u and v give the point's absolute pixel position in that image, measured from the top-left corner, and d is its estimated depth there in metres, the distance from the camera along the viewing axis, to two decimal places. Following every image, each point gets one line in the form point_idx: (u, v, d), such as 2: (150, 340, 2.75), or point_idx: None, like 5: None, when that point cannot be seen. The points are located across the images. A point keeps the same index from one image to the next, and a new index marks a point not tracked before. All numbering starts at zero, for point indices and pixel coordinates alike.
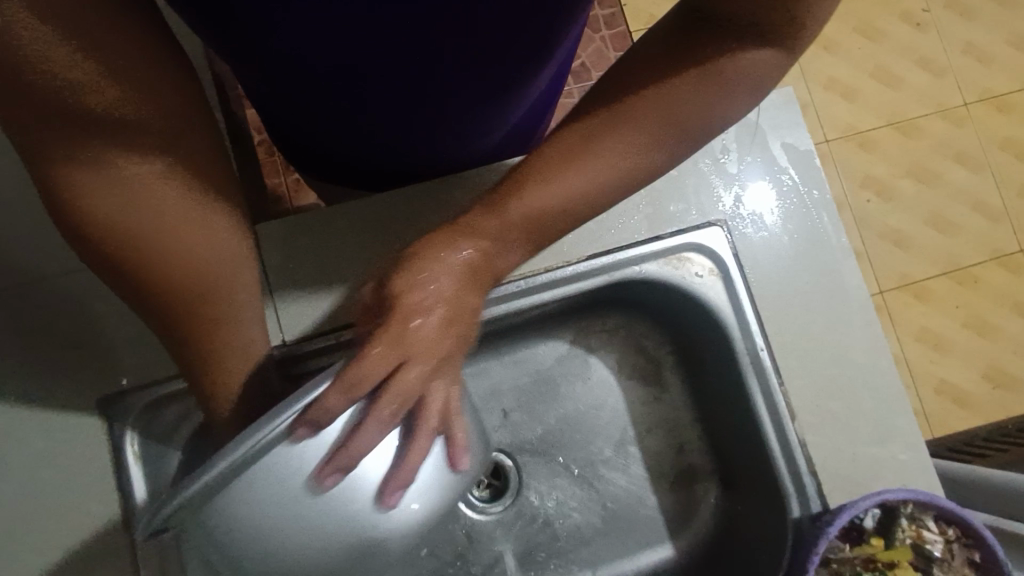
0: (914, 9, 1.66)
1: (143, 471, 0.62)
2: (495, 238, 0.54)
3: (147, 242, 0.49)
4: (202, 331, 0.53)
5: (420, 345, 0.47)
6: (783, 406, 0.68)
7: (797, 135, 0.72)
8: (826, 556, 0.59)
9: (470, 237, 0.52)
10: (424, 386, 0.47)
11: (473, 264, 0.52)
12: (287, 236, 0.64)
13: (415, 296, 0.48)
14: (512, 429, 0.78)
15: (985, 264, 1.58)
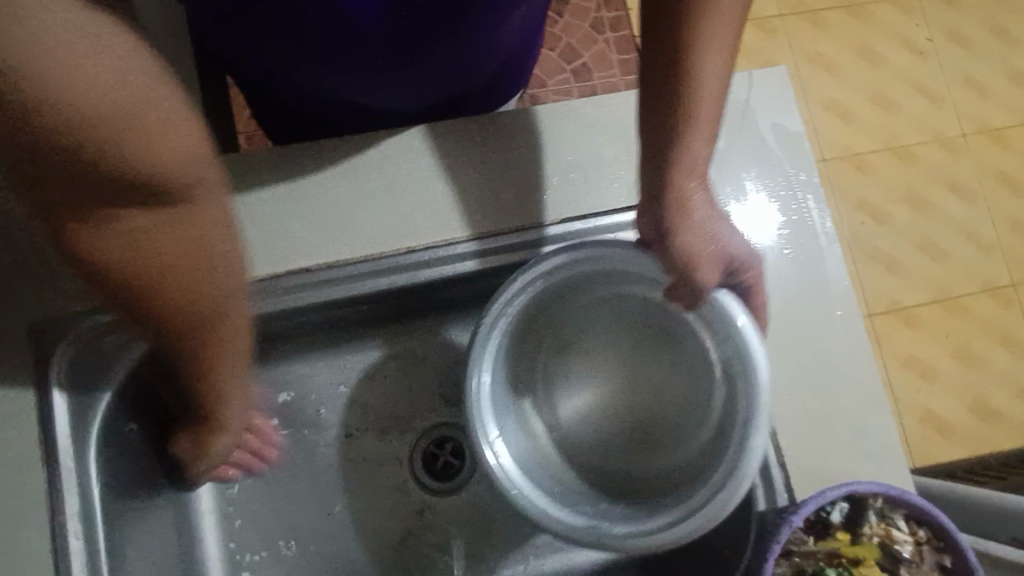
0: (916, 37, 1.66)
1: (70, 405, 0.57)
2: (700, 144, 0.58)
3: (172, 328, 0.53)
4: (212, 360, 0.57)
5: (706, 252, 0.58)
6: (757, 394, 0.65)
7: (786, 117, 0.71)
8: (789, 548, 0.56)
9: (682, 162, 0.58)
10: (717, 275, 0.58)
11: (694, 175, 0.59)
12: (250, 171, 0.63)
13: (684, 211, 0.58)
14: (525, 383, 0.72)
15: (975, 295, 1.56)
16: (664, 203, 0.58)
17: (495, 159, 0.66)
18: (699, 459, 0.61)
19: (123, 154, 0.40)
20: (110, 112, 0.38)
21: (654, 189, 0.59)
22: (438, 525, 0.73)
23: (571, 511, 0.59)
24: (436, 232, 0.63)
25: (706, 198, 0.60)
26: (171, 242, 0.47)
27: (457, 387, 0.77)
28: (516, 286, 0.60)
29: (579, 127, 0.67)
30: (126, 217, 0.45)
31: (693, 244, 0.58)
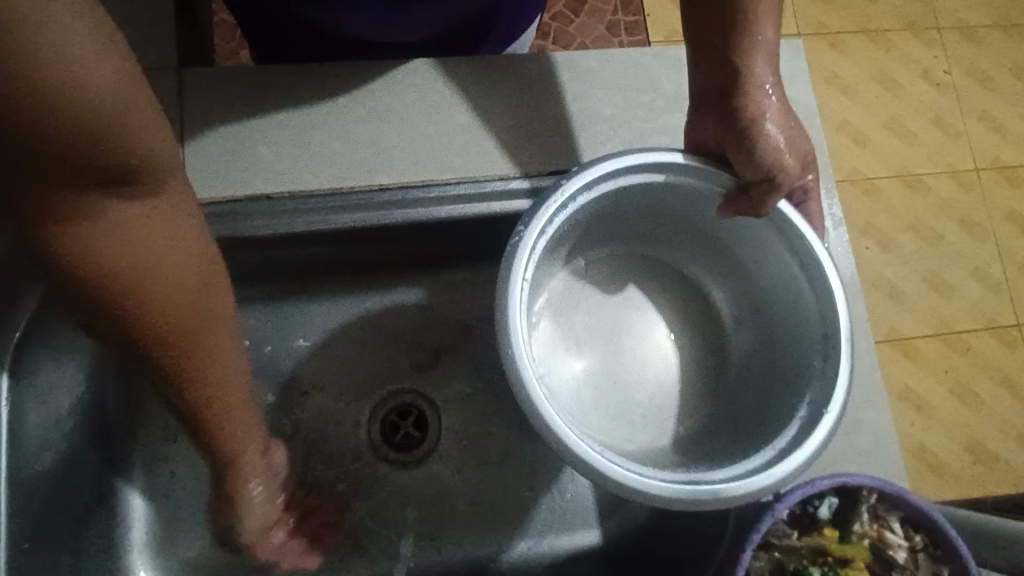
0: (935, 68, 1.64)
1: None
2: (763, 37, 0.53)
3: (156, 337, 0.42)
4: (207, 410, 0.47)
5: (776, 147, 0.53)
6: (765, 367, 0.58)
7: (799, 94, 0.67)
8: (768, 540, 0.50)
9: (747, 54, 0.53)
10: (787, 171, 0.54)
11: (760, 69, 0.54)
12: (216, 86, 0.57)
13: (752, 107, 0.54)
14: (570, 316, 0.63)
15: (979, 333, 1.50)
16: (736, 100, 0.54)
17: (482, 101, 0.61)
18: (763, 399, 0.59)
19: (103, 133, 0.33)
20: (115, 107, 0.33)
21: (725, 85, 0.55)
22: (387, 499, 0.67)
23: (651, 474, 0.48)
24: (414, 173, 0.58)
25: (778, 91, 0.55)
26: (155, 243, 0.40)
27: (425, 353, 0.71)
28: (569, 192, 0.51)
29: (577, 80, 0.63)
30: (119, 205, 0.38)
31: (772, 138, 0.53)
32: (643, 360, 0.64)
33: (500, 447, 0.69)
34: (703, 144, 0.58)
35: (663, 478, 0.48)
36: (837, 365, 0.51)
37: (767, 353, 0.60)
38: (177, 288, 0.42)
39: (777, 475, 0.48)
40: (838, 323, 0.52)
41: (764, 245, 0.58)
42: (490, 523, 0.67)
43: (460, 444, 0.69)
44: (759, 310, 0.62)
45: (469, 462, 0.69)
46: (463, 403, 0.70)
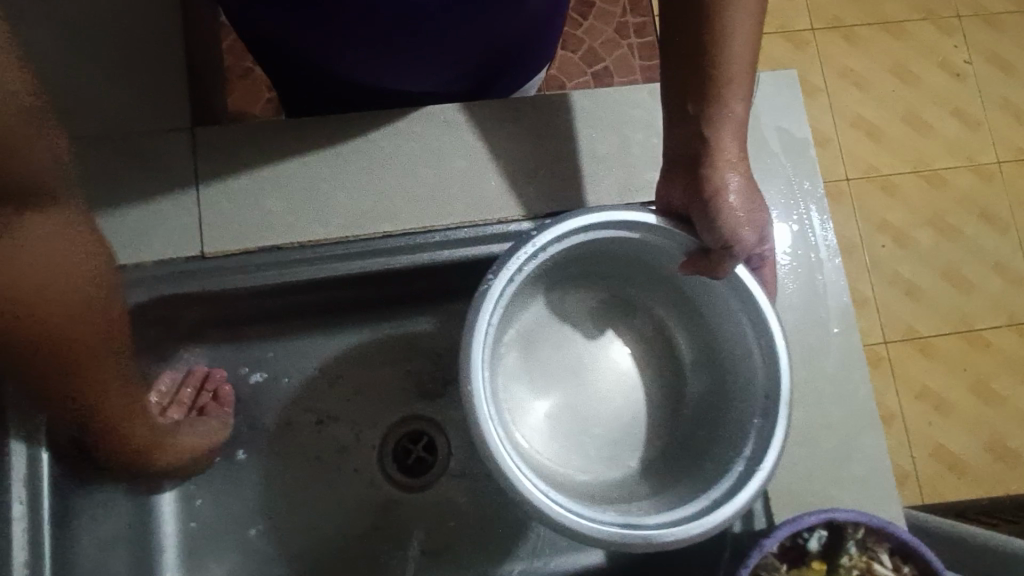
0: (954, 58, 1.60)
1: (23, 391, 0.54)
2: (729, 114, 0.54)
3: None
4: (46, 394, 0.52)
5: (732, 219, 0.55)
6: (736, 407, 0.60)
7: (793, 122, 0.68)
8: (758, 572, 0.52)
9: (712, 128, 0.55)
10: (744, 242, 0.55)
11: (724, 142, 0.55)
12: (230, 139, 0.61)
13: (713, 178, 0.55)
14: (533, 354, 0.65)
15: (999, 329, 1.48)
16: (703, 170, 0.56)
17: (480, 146, 0.63)
18: (714, 441, 0.61)
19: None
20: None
21: (692, 153, 0.56)
22: (401, 520, 0.71)
23: (589, 517, 0.50)
24: (415, 220, 0.61)
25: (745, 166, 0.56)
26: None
27: (433, 379, 0.74)
28: (540, 244, 0.53)
29: (573, 119, 0.65)
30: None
31: (735, 210, 0.55)
32: (600, 395, 0.66)
33: None
34: (672, 204, 0.59)
35: (593, 521, 0.50)
36: (774, 425, 0.54)
37: (721, 398, 0.62)
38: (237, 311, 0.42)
39: (705, 526, 0.50)
40: (781, 383, 0.54)
41: (720, 297, 0.60)
42: (498, 542, 0.70)
43: (469, 467, 0.73)
44: (715, 356, 0.64)
45: (478, 484, 0.72)
46: (471, 427, 0.74)
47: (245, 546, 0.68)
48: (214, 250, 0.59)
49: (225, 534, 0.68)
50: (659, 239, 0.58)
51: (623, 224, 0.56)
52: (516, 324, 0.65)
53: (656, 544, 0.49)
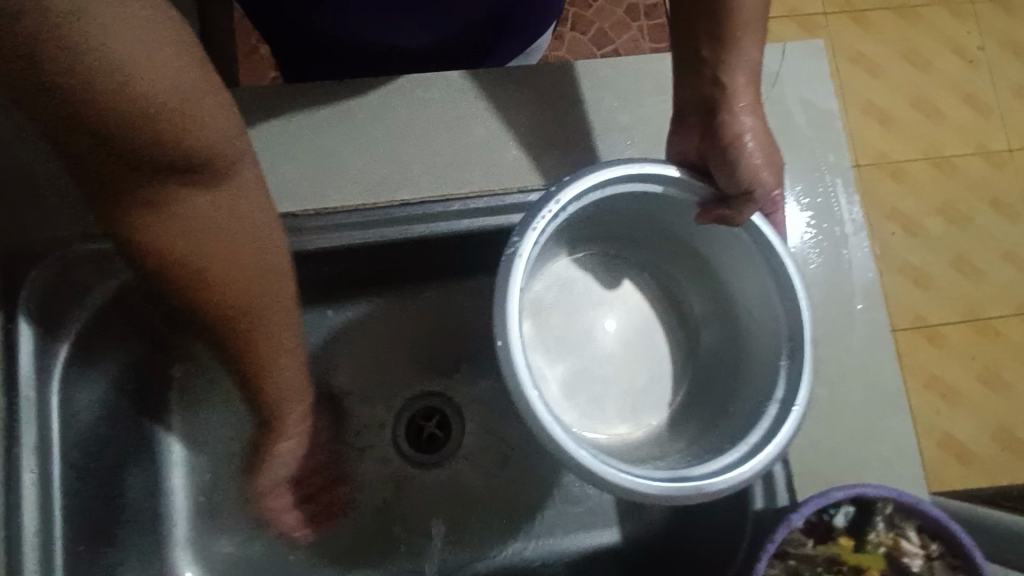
0: (967, 44, 1.58)
1: (36, 346, 0.53)
2: (744, 63, 0.57)
3: (167, 253, 0.46)
4: (252, 344, 0.51)
5: (746, 162, 0.55)
6: (750, 376, 0.57)
7: (819, 95, 0.66)
8: (783, 548, 0.51)
9: (727, 75, 0.57)
10: (761, 184, 0.55)
11: (737, 91, 0.57)
12: (244, 103, 0.59)
13: (731, 125, 0.57)
14: (543, 320, 0.63)
15: (1009, 318, 1.47)
16: (720, 115, 0.57)
17: (499, 115, 0.61)
18: (729, 396, 0.59)
19: (172, 132, 0.40)
20: (175, 96, 0.39)
21: (709, 104, 0.58)
22: (416, 497, 0.70)
23: (642, 475, 0.48)
24: (432, 189, 0.59)
25: (759, 115, 0.57)
26: (215, 221, 0.47)
27: (447, 357, 0.73)
28: (563, 201, 0.51)
29: (595, 90, 0.63)
30: (182, 199, 0.45)
31: (751, 154, 0.56)
32: (620, 356, 0.64)
33: (521, 445, 0.71)
34: (686, 156, 0.60)
35: (648, 476, 0.48)
36: (802, 364, 0.52)
37: (734, 352, 0.61)
38: (230, 271, 0.48)
39: (754, 468, 0.49)
40: (804, 327, 0.52)
41: (738, 254, 0.58)
42: (511, 520, 0.69)
43: (484, 444, 0.72)
44: (728, 311, 0.62)
45: (492, 461, 0.71)
46: (484, 405, 0.73)
47: (257, 521, 0.67)
48: None
49: (236, 508, 0.67)
50: (681, 195, 0.56)
51: (641, 176, 0.54)
52: (529, 292, 0.63)
53: (711, 494, 0.48)
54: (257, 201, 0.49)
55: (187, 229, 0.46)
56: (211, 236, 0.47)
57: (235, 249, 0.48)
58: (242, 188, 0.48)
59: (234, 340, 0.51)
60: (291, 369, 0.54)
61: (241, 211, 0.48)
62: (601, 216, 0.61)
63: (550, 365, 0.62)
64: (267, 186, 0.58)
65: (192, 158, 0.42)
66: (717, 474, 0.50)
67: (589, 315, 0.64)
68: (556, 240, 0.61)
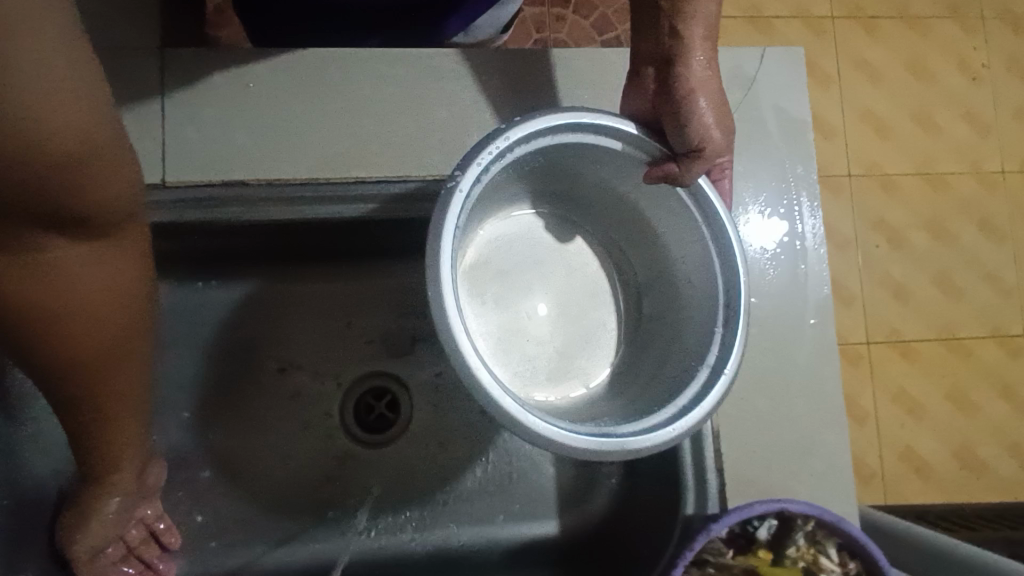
0: (973, 60, 1.56)
1: None
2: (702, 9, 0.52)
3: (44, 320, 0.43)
4: (106, 404, 0.49)
5: (695, 120, 0.53)
6: (689, 346, 0.56)
7: (794, 103, 0.65)
8: (703, 556, 0.52)
9: (681, 22, 0.52)
10: (710, 142, 0.53)
11: (693, 44, 0.53)
12: (203, 64, 0.57)
13: (684, 78, 0.53)
14: (480, 274, 0.62)
15: (982, 340, 1.47)
16: (675, 69, 0.53)
17: (464, 98, 0.60)
18: (664, 361, 0.59)
19: (102, 168, 0.40)
20: (69, 148, 0.37)
21: (663, 56, 0.54)
22: (358, 474, 0.70)
23: (569, 429, 0.47)
24: (388, 168, 0.58)
25: (713, 67, 0.54)
26: (77, 278, 0.43)
27: (401, 337, 0.73)
28: (510, 141, 0.49)
29: (566, 81, 0.62)
30: (49, 246, 0.41)
31: (703, 112, 0.53)
32: (553, 316, 0.64)
33: (467, 431, 0.71)
34: (639, 108, 0.57)
35: (574, 430, 0.47)
36: (735, 334, 0.52)
37: (673, 320, 0.60)
38: (97, 338, 0.45)
39: (681, 429, 0.49)
40: (738, 294, 0.53)
41: (681, 221, 0.57)
42: (451, 504, 0.70)
43: (431, 426, 0.72)
44: (667, 279, 0.61)
45: (435, 445, 0.71)
46: (436, 387, 0.73)
47: (197, 488, 0.68)
48: (177, 181, 0.56)
49: (177, 472, 0.68)
50: (636, 153, 0.54)
51: (596, 127, 0.52)
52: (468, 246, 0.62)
53: (635, 453, 0.47)
54: (131, 267, 0.46)
55: (82, 298, 0.44)
56: (78, 314, 0.44)
57: (102, 294, 0.45)
58: (109, 260, 0.44)
59: (85, 403, 0.48)
60: (126, 441, 0.53)
61: (127, 290, 0.46)
62: (546, 170, 0.59)
63: (484, 320, 0.62)
64: (219, 152, 0.57)
65: (54, 189, 0.38)
66: (639, 431, 0.49)
67: (527, 273, 0.64)
68: (502, 189, 0.59)
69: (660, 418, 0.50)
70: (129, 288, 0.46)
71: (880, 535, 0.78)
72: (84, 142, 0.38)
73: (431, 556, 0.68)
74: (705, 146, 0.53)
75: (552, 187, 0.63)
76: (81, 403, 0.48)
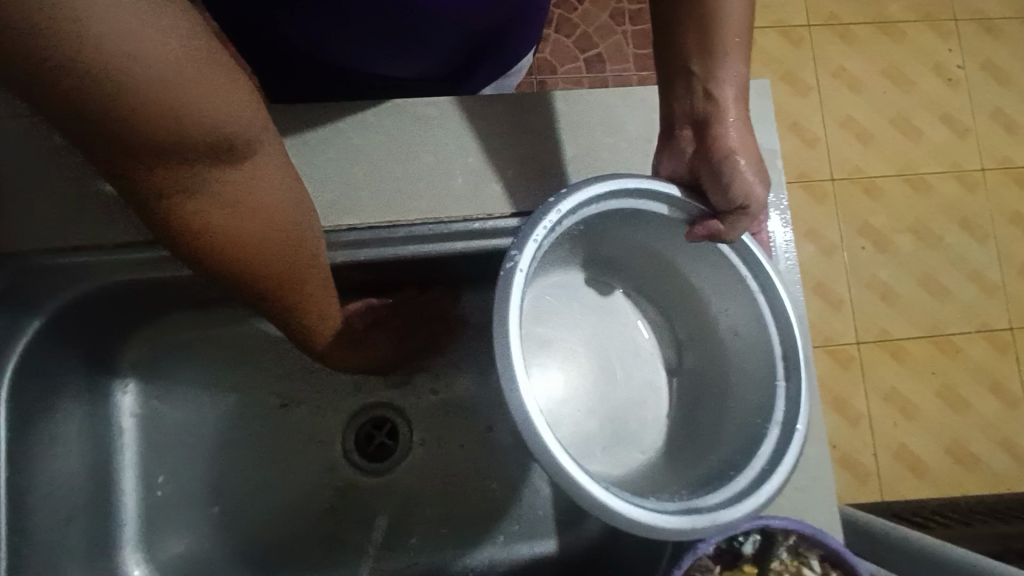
0: (948, 63, 1.60)
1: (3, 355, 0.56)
2: (733, 77, 0.58)
3: (250, 271, 0.49)
4: (311, 305, 0.56)
5: (735, 174, 0.57)
6: (745, 411, 0.59)
7: (762, 133, 0.68)
8: (691, 573, 0.54)
9: (715, 88, 0.58)
10: (753, 194, 0.57)
11: (725, 108, 0.58)
12: None
13: (718, 138, 0.58)
14: (536, 341, 0.66)
15: (970, 336, 1.51)
16: (711, 130, 0.58)
17: (447, 143, 0.63)
18: (722, 419, 0.62)
19: (231, 98, 0.41)
20: (174, 71, 0.37)
21: (698, 119, 0.59)
22: (364, 503, 0.73)
23: (653, 509, 0.49)
24: (379, 214, 0.61)
25: (747, 129, 0.59)
26: (261, 205, 0.48)
27: (399, 368, 0.77)
28: (562, 212, 0.53)
29: (547, 120, 0.65)
30: (222, 179, 0.45)
31: (744, 170, 0.57)
32: (608, 383, 0.67)
33: (469, 458, 0.75)
34: (678, 171, 0.62)
35: (661, 511, 0.49)
36: (798, 386, 0.56)
37: (722, 376, 0.64)
38: (267, 261, 0.49)
39: (765, 494, 0.51)
40: (797, 348, 0.57)
41: (725, 280, 0.61)
42: (456, 529, 0.73)
43: (431, 453, 0.75)
44: (713, 335, 0.65)
45: (438, 472, 0.74)
46: (436, 415, 0.76)
47: (208, 522, 0.70)
48: None
49: (190, 509, 0.70)
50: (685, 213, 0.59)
51: (646, 192, 0.57)
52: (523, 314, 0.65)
53: (724, 526, 0.50)
54: (279, 173, 0.49)
55: (225, 227, 0.46)
56: (255, 231, 0.48)
57: (269, 209, 0.48)
58: (263, 172, 0.48)
59: (301, 313, 0.56)
60: (331, 314, 0.59)
61: (286, 194, 0.50)
62: (593, 239, 0.64)
63: (542, 385, 0.65)
64: None
65: (220, 131, 0.41)
66: (715, 502, 0.52)
67: (578, 341, 0.67)
68: (552, 253, 0.63)
69: (741, 486, 0.53)
70: (284, 191, 0.50)
71: (870, 539, 0.79)
72: (182, 57, 0.37)
73: None
74: (749, 199, 0.57)
75: (594, 254, 0.67)
76: (289, 305, 0.55)
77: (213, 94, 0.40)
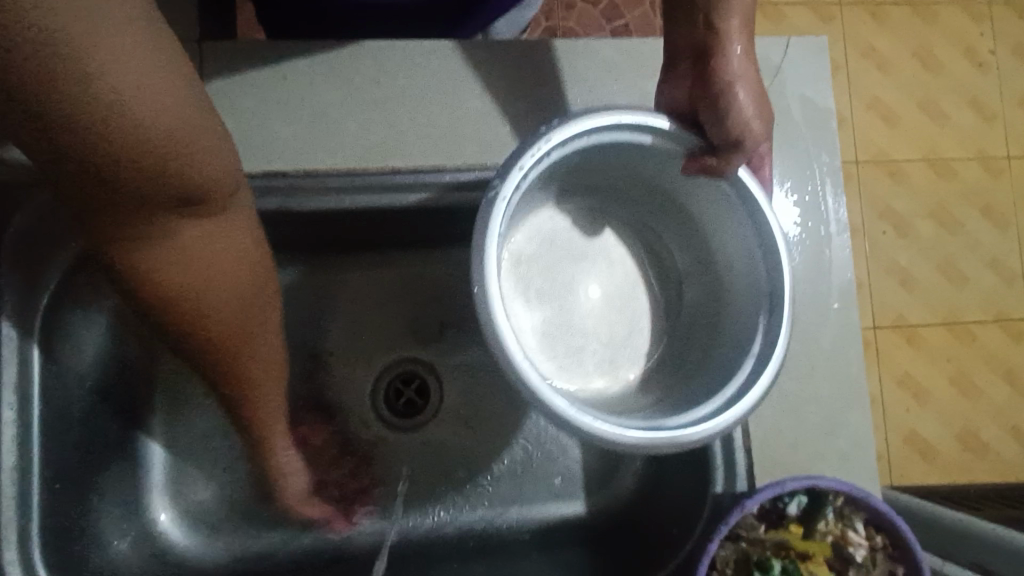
0: (980, 47, 1.57)
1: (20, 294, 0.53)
2: (738, 2, 0.56)
3: (183, 319, 0.45)
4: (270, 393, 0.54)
5: (732, 108, 0.55)
6: (730, 348, 0.57)
7: (816, 92, 0.66)
8: (736, 531, 0.54)
9: (717, 14, 0.56)
10: (748, 130, 0.55)
11: (728, 32, 0.56)
12: (240, 58, 0.59)
13: (718, 65, 0.56)
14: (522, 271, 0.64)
15: (987, 324, 1.49)
16: (715, 60, 0.56)
17: (497, 89, 0.61)
18: (710, 348, 0.61)
19: (180, 129, 0.36)
20: (171, 117, 0.36)
21: (702, 46, 0.57)
22: (392, 460, 0.72)
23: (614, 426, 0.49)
24: (425, 159, 0.60)
25: (750, 62, 0.57)
26: (227, 282, 0.46)
27: (430, 325, 0.75)
28: (552, 139, 0.51)
29: (593, 70, 0.63)
30: (176, 227, 0.41)
31: (743, 104, 0.55)
32: (599, 309, 0.66)
33: (496, 416, 0.74)
34: (677, 105, 0.60)
35: (626, 428, 0.49)
36: (780, 320, 0.54)
37: (713, 303, 0.62)
38: (221, 305, 0.45)
39: (730, 420, 0.51)
40: (782, 282, 0.54)
41: (721, 213, 0.59)
42: (484, 486, 0.72)
43: (461, 412, 0.74)
44: (707, 263, 0.63)
45: (465, 429, 0.73)
46: (466, 374, 0.75)
47: (232, 472, 0.69)
48: None
49: (213, 457, 0.69)
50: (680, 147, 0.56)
51: (646, 121, 0.54)
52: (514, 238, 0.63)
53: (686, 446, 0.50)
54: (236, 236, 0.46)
55: (179, 278, 0.43)
56: (234, 299, 0.47)
57: (231, 280, 0.46)
58: (222, 234, 0.44)
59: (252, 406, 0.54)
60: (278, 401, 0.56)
61: (248, 285, 0.48)
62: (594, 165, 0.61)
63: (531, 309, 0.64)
64: (253, 145, 0.58)
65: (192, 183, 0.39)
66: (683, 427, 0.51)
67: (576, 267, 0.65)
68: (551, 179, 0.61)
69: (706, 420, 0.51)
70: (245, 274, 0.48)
71: (922, 522, 0.74)
72: (159, 95, 0.35)
73: (459, 537, 0.70)
74: (743, 134, 0.55)
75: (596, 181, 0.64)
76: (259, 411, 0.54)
77: (183, 124, 0.37)
